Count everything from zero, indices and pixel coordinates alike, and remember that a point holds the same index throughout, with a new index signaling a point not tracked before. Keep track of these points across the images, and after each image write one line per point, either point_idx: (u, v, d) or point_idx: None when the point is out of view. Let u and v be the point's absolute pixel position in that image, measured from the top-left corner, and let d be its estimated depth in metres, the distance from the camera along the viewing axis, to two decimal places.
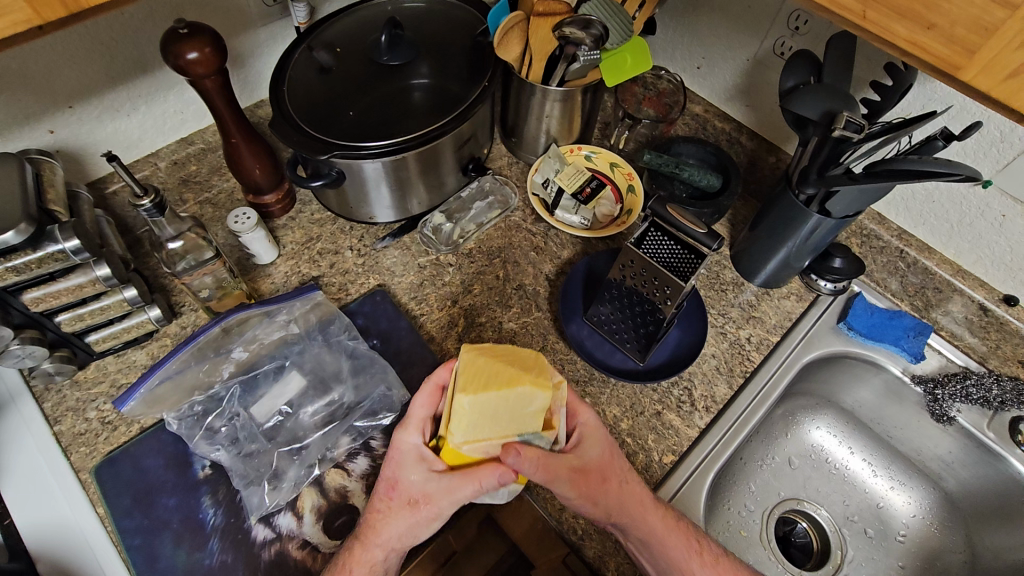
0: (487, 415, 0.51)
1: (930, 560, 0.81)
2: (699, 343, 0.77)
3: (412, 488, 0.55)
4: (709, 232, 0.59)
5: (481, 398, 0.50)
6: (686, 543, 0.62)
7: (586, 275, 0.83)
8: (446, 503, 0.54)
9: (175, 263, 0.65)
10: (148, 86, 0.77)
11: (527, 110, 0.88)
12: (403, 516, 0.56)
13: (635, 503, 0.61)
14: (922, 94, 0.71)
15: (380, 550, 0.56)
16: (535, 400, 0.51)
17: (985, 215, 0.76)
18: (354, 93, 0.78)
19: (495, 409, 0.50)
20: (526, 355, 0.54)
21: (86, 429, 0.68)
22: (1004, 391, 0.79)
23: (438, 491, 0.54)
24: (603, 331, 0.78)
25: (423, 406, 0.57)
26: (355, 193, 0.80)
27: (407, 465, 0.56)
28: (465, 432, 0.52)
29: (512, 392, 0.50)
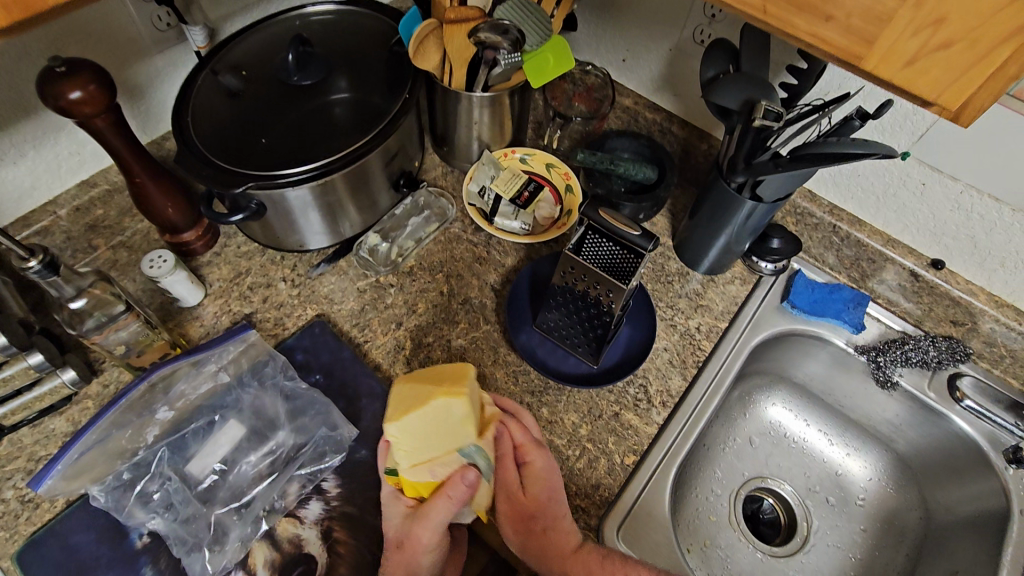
0: (419, 435, 0.54)
1: (889, 521, 0.84)
2: (648, 340, 0.77)
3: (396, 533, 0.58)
4: (644, 233, 0.58)
5: (405, 421, 0.53)
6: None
7: (532, 280, 0.81)
8: (426, 534, 0.55)
9: (82, 321, 0.60)
10: (35, 129, 0.71)
11: (455, 118, 0.85)
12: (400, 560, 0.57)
13: (559, 548, 0.62)
14: (837, 74, 0.72)
15: None
16: (454, 411, 0.54)
17: (907, 185, 0.78)
18: (265, 116, 0.72)
19: (423, 428, 0.54)
20: (447, 368, 0.57)
21: (4, 512, 0.62)
22: (940, 352, 0.81)
23: (416, 525, 0.56)
24: (551, 335, 0.77)
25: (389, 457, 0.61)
26: (281, 223, 0.76)
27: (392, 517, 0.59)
28: (407, 457, 0.55)
29: (432, 408, 0.53)
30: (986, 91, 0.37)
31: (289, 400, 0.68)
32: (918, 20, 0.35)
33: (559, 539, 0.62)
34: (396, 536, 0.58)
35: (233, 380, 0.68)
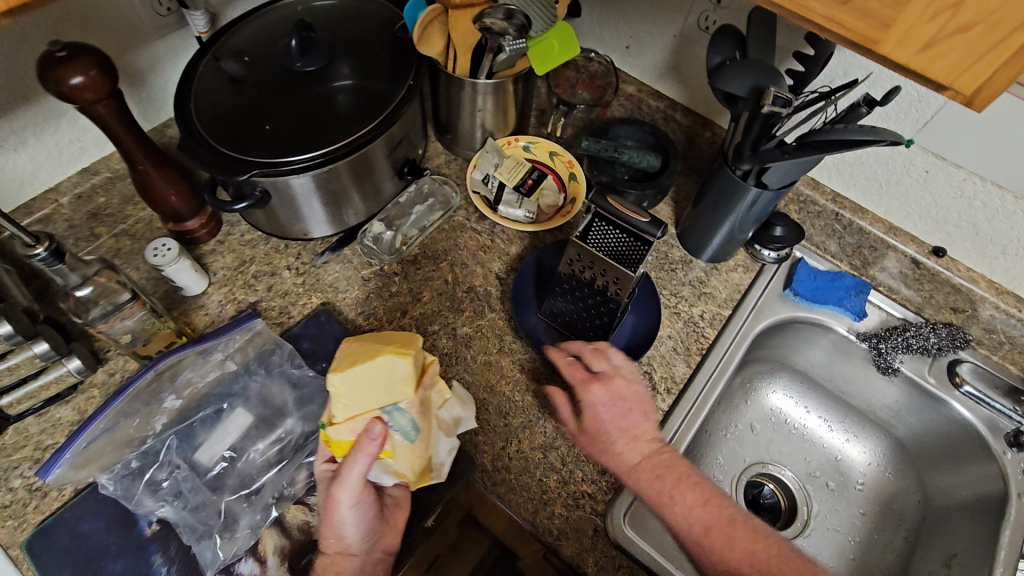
0: (357, 392, 0.57)
1: (887, 505, 0.85)
2: (654, 325, 0.77)
3: (322, 495, 0.61)
4: (653, 219, 0.58)
5: (349, 373, 0.57)
6: (672, 479, 0.63)
7: (538, 269, 0.81)
8: (342, 489, 0.58)
9: (89, 310, 0.60)
10: (35, 116, 0.70)
11: (459, 105, 0.85)
12: (327, 520, 0.60)
13: (630, 456, 0.65)
14: (843, 61, 0.72)
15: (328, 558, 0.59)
16: (400, 373, 0.58)
17: (910, 172, 0.79)
18: (269, 102, 0.72)
19: (362, 381, 0.57)
20: (399, 335, 0.62)
21: (12, 500, 0.62)
22: (940, 339, 0.82)
23: (335, 484, 0.59)
24: (556, 321, 0.77)
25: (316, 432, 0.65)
26: (285, 211, 0.75)
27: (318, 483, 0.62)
28: (340, 412, 0.58)
29: (376, 368, 0.57)
30: (1001, 75, 0.37)
31: (296, 388, 0.69)
32: (935, 4, 0.35)
33: (638, 449, 0.65)
34: (322, 498, 0.61)
35: (240, 367, 0.69)
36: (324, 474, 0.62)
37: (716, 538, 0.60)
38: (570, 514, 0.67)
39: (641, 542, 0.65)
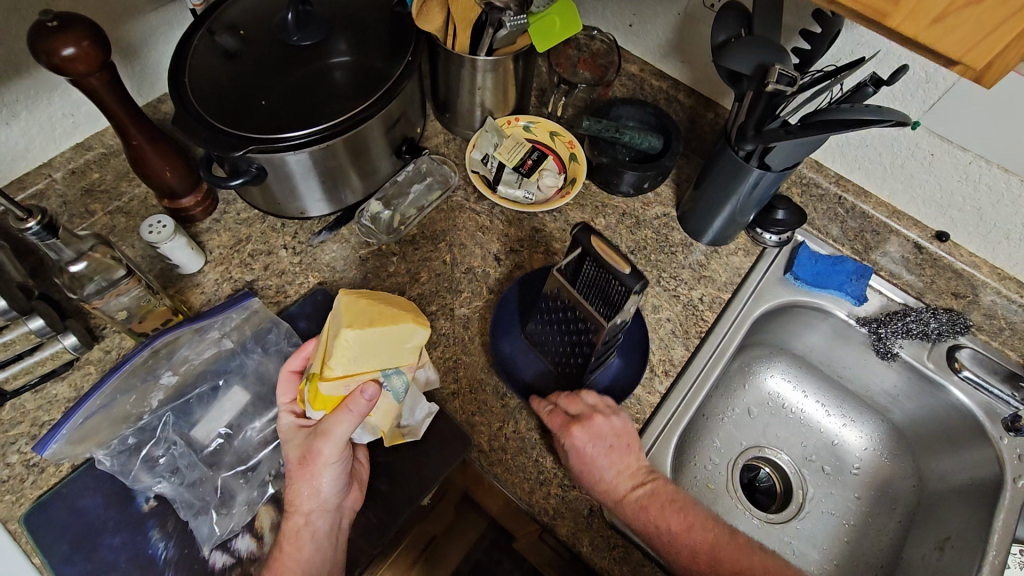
0: (365, 351, 0.55)
1: (882, 489, 0.85)
2: (631, 387, 0.72)
3: (297, 451, 0.58)
4: (633, 271, 0.54)
5: (367, 330, 0.54)
6: (663, 508, 0.62)
7: (521, 302, 0.76)
8: (328, 447, 0.56)
9: (83, 286, 0.60)
10: (26, 88, 0.69)
11: (458, 82, 0.83)
12: (303, 476, 0.58)
13: (621, 484, 0.63)
14: (851, 39, 0.71)
15: (301, 516, 0.58)
16: (410, 339, 0.58)
17: (915, 155, 0.78)
18: (267, 78, 0.70)
19: (376, 341, 0.55)
20: (398, 301, 0.61)
21: (10, 475, 0.62)
22: (941, 324, 0.82)
23: (316, 438, 0.56)
24: (536, 346, 0.73)
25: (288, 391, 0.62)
26: (281, 188, 0.74)
27: (291, 440, 0.59)
28: (341, 365, 0.54)
29: (393, 330, 0.56)
30: (1012, 51, 0.36)
31: None
32: None
33: (626, 479, 0.64)
34: (297, 454, 0.58)
35: (236, 346, 0.68)
36: (300, 431, 0.59)
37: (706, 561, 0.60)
38: (565, 494, 0.67)
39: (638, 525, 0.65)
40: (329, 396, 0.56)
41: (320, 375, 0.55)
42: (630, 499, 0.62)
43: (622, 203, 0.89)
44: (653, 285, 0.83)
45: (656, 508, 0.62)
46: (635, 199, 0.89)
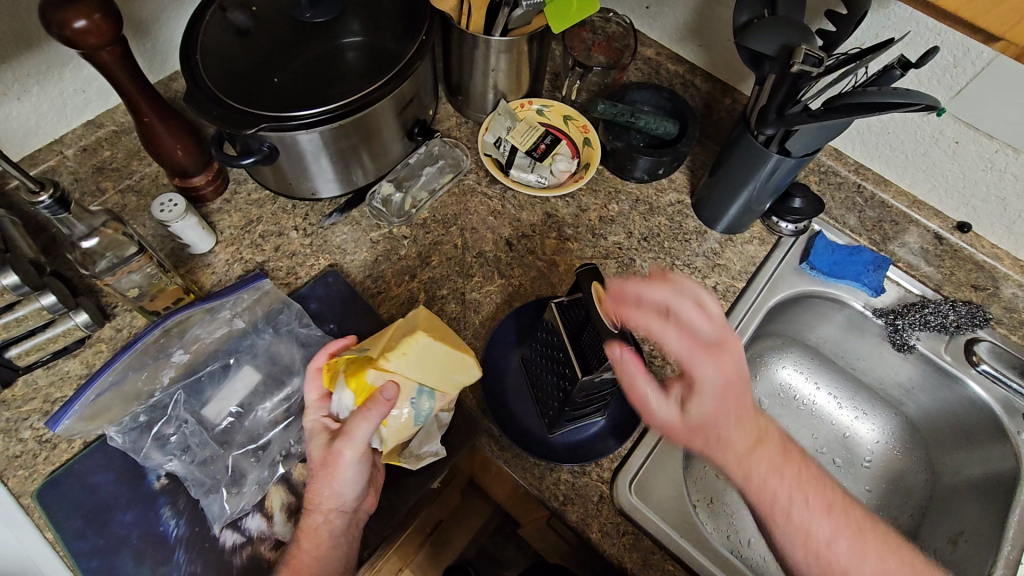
0: (424, 360, 0.57)
1: (895, 482, 0.84)
2: (601, 456, 0.67)
3: (320, 452, 0.57)
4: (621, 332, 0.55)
5: (437, 341, 0.57)
6: (759, 447, 0.55)
7: (519, 328, 0.73)
8: (348, 451, 0.55)
9: (96, 262, 0.59)
10: (39, 63, 0.68)
11: (472, 63, 0.82)
12: (323, 478, 0.56)
13: (714, 417, 0.54)
14: (876, 22, 0.69)
15: (319, 513, 0.56)
16: (461, 373, 0.59)
17: (939, 143, 0.76)
18: (280, 57, 0.70)
19: (436, 358, 0.57)
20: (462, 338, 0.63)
21: (23, 451, 0.62)
22: (959, 316, 0.80)
23: (337, 438, 0.56)
24: (529, 373, 0.69)
25: (314, 386, 0.60)
26: (293, 168, 0.74)
27: (315, 439, 0.58)
28: (400, 361, 0.56)
29: (455, 356, 0.58)
30: None
31: (304, 347, 0.68)
32: None
33: (727, 398, 0.54)
34: (319, 455, 0.57)
35: (247, 326, 0.68)
36: (324, 432, 0.58)
37: (827, 538, 0.55)
38: (576, 481, 0.66)
39: (649, 514, 0.65)
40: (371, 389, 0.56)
41: (376, 363, 0.56)
42: (724, 413, 0.54)
43: (636, 189, 0.87)
44: (666, 273, 0.82)
45: (755, 444, 0.55)
46: (649, 185, 0.88)
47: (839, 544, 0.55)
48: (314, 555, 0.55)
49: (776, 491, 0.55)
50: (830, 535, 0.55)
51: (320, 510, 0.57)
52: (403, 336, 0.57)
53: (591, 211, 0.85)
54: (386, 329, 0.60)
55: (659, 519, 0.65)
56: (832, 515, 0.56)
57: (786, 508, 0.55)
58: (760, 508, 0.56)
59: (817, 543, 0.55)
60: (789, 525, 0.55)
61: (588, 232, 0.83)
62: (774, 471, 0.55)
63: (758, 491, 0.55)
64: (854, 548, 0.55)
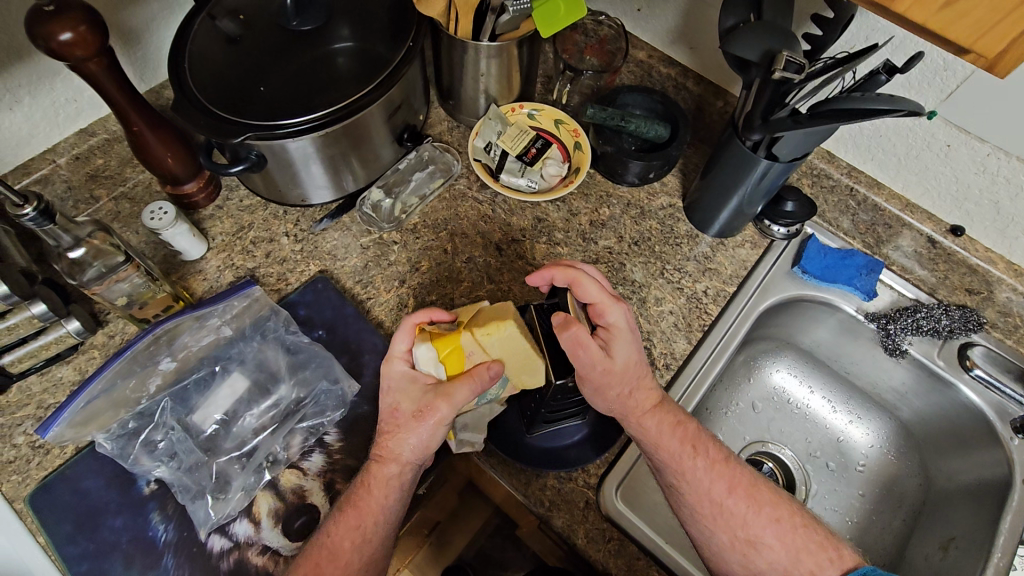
0: (504, 348, 0.57)
1: (889, 486, 0.84)
2: (583, 464, 0.67)
3: (412, 403, 0.58)
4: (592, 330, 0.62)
5: (520, 333, 0.57)
6: (678, 444, 0.61)
7: None
8: (447, 411, 0.56)
9: (82, 272, 0.60)
10: (29, 74, 0.69)
11: (461, 69, 0.82)
12: (411, 428, 0.57)
13: (625, 409, 0.62)
14: (865, 24, 0.69)
15: (397, 464, 0.58)
16: (529, 374, 0.60)
17: (931, 146, 0.75)
18: (269, 65, 0.70)
19: (514, 350, 0.57)
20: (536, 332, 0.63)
21: (16, 456, 0.63)
22: (953, 321, 0.79)
23: (435, 396, 0.57)
24: None
25: (405, 334, 0.59)
26: (282, 175, 0.74)
27: (403, 391, 0.59)
28: (486, 340, 0.57)
29: (530, 356, 0.58)
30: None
31: (291, 353, 0.69)
32: None
33: (638, 394, 0.62)
34: (411, 406, 0.58)
35: (236, 333, 0.69)
36: (418, 384, 0.58)
37: (733, 507, 0.60)
38: (562, 487, 0.67)
39: (636, 521, 0.65)
40: (459, 358, 0.57)
41: (466, 332, 0.57)
42: (639, 411, 0.62)
43: (628, 193, 0.87)
44: (657, 277, 0.81)
45: (675, 442, 0.61)
46: (640, 188, 0.87)
47: (763, 530, 0.60)
48: (378, 504, 0.57)
49: (696, 483, 0.60)
50: (750, 522, 0.60)
51: (393, 460, 0.58)
52: (493, 317, 0.57)
53: (581, 216, 0.85)
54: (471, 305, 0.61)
55: (646, 527, 0.65)
56: (753, 504, 0.61)
57: (709, 499, 0.60)
58: (686, 502, 0.61)
59: (740, 530, 0.60)
60: (716, 517, 0.60)
61: (578, 237, 0.83)
62: (694, 463, 0.61)
63: (681, 485, 0.61)
64: (776, 532, 0.60)
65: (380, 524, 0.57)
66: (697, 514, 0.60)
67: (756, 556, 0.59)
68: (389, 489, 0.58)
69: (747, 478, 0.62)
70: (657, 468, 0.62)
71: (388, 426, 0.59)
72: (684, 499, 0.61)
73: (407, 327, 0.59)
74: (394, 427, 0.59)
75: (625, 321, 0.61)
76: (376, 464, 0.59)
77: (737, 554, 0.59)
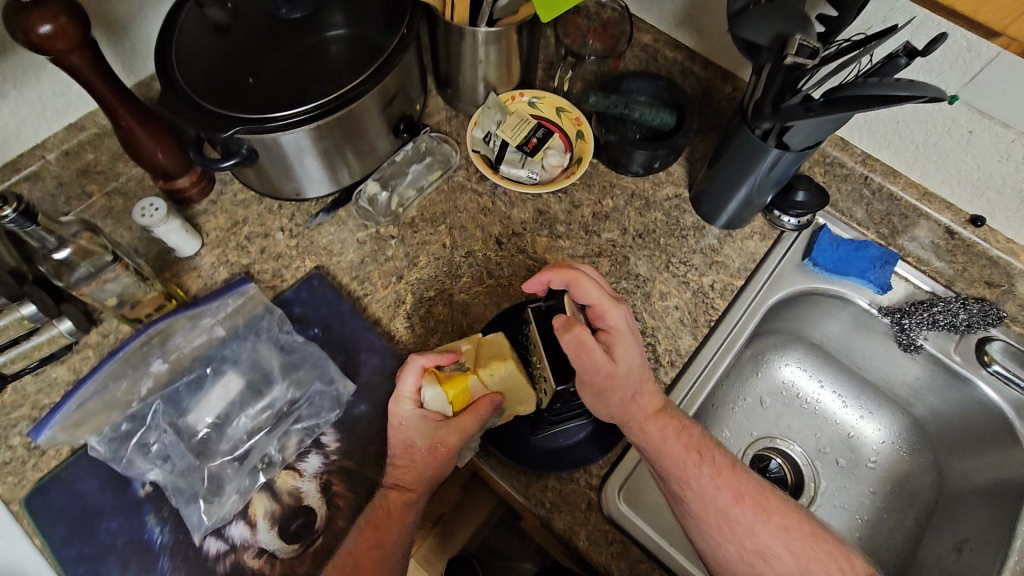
0: (509, 384, 0.60)
1: (901, 485, 0.82)
2: (584, 465, 0.66)
3: (425, 440, 0.58)
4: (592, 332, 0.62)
5: (520, 373, 0.60)
6: (682, 449, 0.59)
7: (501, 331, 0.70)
8: (457, 444, 0.58)
9: (68, 274, 0.59)
10: (13, 69, 0.67)
11: (459, 56, 0.79)
12: (428, 463, 0.58)
13: (627, 415, 0.60)
14: (884, 5, 0.65)
15: (414, 491, 0.58)
16: (526, 406, 0.63)
17: (952, 132, 0.72)
18: (260, 55, 0.68)
19: (517, 388, 0.61)
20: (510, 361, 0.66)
21: (11, 458, 0.63)
22: (971, 315, 0.76)
23: (443, 431, 0.58)
24: None
25: (412, 374, 0.59)
26: (276, 169, 0.72)
27: (415, 430, 0.58)
28: (490, 379, 0.59)
29: (526, 392, 0.62)
30: None
31: (286, 353, 0.68)
32: None
33: (641, 399, 0.60)
34: (424, 443, 0.58)
35: (229, 332, 0.68)
36: (429, 425, 0.58)
37: (738, 515, 0.58)
38: (563, 487, 0.65)
39: (637, 522, 0.63)
40: (466, 397, 0.59)
41: (472, 374, 0.59)
42: (641, 416, 0.60)
43: (632, 183, 0.84)
44: (661, 271, 0.79)
45: (679, 448, 0.59)
46: (645, 178, 0.85)
47: (770, 538, 0.58)
48: (399, 531, 0.57)
49: (701, 491, 0.59)
50: (757, 531, 0.58)
51: (410, 488, 0.58)
52: (495, 358, 0.60)
53: (584, 208, 0.82)
54: (463, 340, 0.63)
55: (648, 527, 0.64)
56: (760, 512, 0.59)
57: (714, 507, 0.59)
58: (690, 510, 0.59)
59: (747, 539, 0.58)
60: (721, 525, 0.58)
61: (580, 230, 0.81)
62: (699, 470, 0.59)
63: (685, 492, 0.59)
64: (784, 541, 0.58)
65: (401, 544, 0.57)
66: (702, 523, 0.59)
67: (763, 566, 0.58)
68: (408, 513, 0.58)
69: (753, 486, 0.60)
70: (660, 476, 0.60)
71: (402, 460, 0.59)
72: (689, 506, 0.59)
73: (412, 367, 0.59)
74: (409, 462, 0.59)
75: (626, 322, 0.60)
76: (391, 492, 0.58)
77: (744, 563, 0.58)
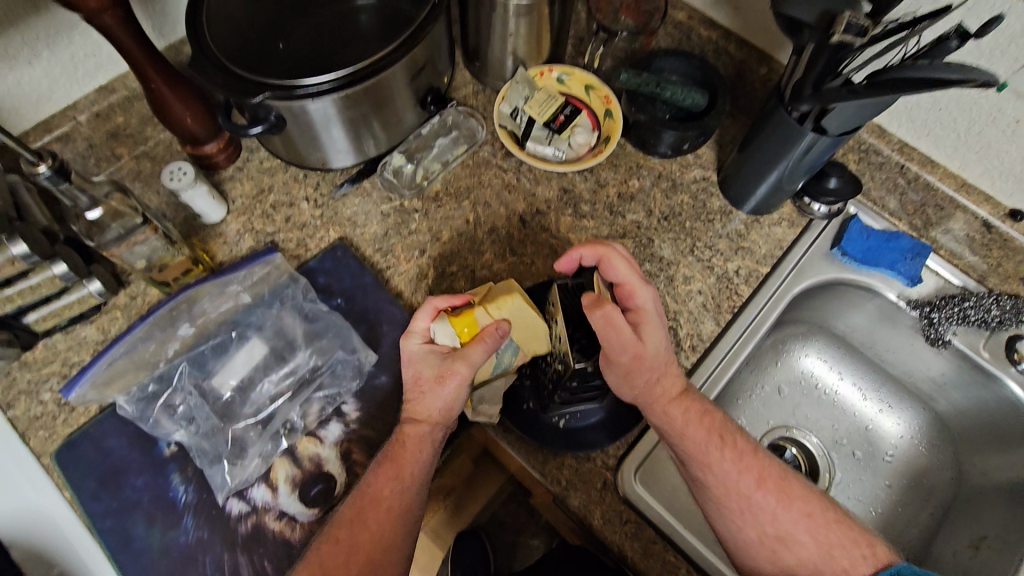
0: (518, 315, 0.59)
1: (917, 478, 0.81)
2: (597, 446, 0.66)
3: (432, 371, 0.58)
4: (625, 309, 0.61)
5: (520, 311, 0.59)
6: (705, 434, 0.60)
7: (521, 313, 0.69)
8: (461, 371, 0.56)
9: (100, 234, 0.60)
10: (46, 28, 0.68)
11: (489, 28, 0.77)
12: (436, 392, 0.57)
13: (651, 398, 0.60)
14: None
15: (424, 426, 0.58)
16: (541, 342, 0.62)
17: (997, 122, 0.70)
18: (290, 23, 0.67)
19: (525, 321, 0.60)
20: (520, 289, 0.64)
21: (43, 413, 0.65)
22: (1004, 311, 0.75)
23: (449, 360, 0.57)
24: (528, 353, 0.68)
25: (425, 311, 0.60)
26: (304, 137, 0.71)
27: (422, 362, 0.59)
28: (497, 311, 0.59)
29: (537, 325, 0.61)
30: None
31: (309, 322, 0.69)
32: None
33: (665, 381, 0.60)
34: (432, 373, 0.58)
35: (255, 299, 0.69)
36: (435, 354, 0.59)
37: (759, 501, 0.58)
38: (579, 466, 0.65)
39: (652, 502, 0.63)
40: (474, 329, 0.58)
41: (478, 308, 0.59)
42: (664, 399, 0.60)
43: (660, 164, 0.83)
44: (686, 255, 0.78)
45: (702, 432, 0.60)
46: (673, 160, 0.83)
47: (790, 524, 0.58)
48: (413, 469, 0.58)
49: (722, 475, 0.59)
50: (779, 517, 0.58)
51: (422, 420, 0.58)
52: (500, 293, 0.59)
53: (609, 187, 0.81)
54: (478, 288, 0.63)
55: (663, 509, 0.64)
56: (783, 499, 0.59)
57: (736, 492, 0.59)
58: (711, 494, 0.59)
59: (768, 525, 0.58)
60: (743, 511, 0.58)
61: (605, 210, 0.80)
62: (721, 454, 0.59)
63: (706, 476, 0.59)
64: (806, 528, 0.58)
65: (413, 486, 0.57)
66: (723, 507, 0.59)
67: (785, 553, 0.58)
68: (422, 444, 0.58)
69: (776, 472, 0.60)
70: (680, 458, 0.60)
71: (412, 393, 0.59)
72: (709, 490, 0.59)
73: (427, 306, 0.60)
74: (419, 394, 0.58)
75: (653, 303, 0.61)
76: (407, 423, 0.59)
77: (765, 548, 0.58)
